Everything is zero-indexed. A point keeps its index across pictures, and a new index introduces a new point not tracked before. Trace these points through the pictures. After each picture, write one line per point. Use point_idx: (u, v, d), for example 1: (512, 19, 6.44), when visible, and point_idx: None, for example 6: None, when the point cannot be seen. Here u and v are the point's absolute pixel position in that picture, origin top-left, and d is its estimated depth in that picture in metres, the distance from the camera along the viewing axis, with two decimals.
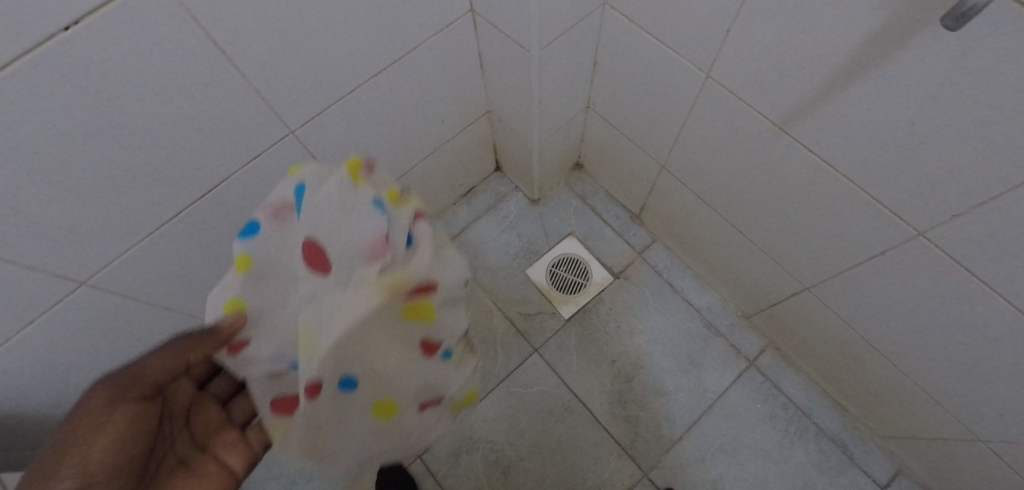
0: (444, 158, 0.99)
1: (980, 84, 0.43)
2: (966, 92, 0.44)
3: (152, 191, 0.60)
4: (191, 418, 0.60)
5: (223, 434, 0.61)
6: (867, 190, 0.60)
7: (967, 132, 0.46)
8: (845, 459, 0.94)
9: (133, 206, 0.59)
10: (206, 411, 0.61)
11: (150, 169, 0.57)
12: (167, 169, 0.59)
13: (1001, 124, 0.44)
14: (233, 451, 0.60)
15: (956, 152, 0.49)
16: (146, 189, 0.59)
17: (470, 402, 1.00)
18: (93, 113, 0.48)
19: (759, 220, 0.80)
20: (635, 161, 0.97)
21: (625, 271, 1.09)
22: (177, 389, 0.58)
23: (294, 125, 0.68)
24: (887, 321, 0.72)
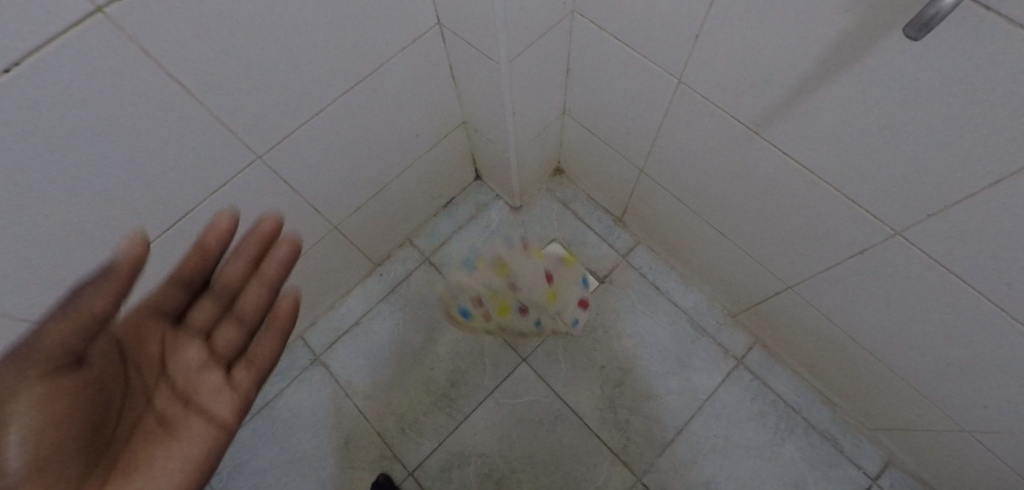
0: (421, 171, 0.98)
1: (952, 87, 0.42)
2: (939, 95, 0.43)
3: (115, 227, 0.58)
4: (170, 366, 0.51)
5: (206, 375, 0.52)
6: (843, 190, 0.60)
7: (942, 134, 0.46)
8: (836, 452, 0.94)
9: (93, 241, 0.58)
10: (185, 352, 0.52)
11: (107, 203, 0.55)
12: (129, 203, 0.57)
13: (975, 126, 0.43)
14: (221, 401, 0.51)
15: (931, 154, 0.48)
16: (107, 225, 0.57)
17: (460, 416, 0.99)
18: (43, 154, 0.46)
19: (739, 222, 0.80)
20: (614, 165, 0.96)
21: (610, 275, 1.08)
22: (143, 347, 0.49)
23: (261, 150, 0.66)
24: (870, 317, 0.73)
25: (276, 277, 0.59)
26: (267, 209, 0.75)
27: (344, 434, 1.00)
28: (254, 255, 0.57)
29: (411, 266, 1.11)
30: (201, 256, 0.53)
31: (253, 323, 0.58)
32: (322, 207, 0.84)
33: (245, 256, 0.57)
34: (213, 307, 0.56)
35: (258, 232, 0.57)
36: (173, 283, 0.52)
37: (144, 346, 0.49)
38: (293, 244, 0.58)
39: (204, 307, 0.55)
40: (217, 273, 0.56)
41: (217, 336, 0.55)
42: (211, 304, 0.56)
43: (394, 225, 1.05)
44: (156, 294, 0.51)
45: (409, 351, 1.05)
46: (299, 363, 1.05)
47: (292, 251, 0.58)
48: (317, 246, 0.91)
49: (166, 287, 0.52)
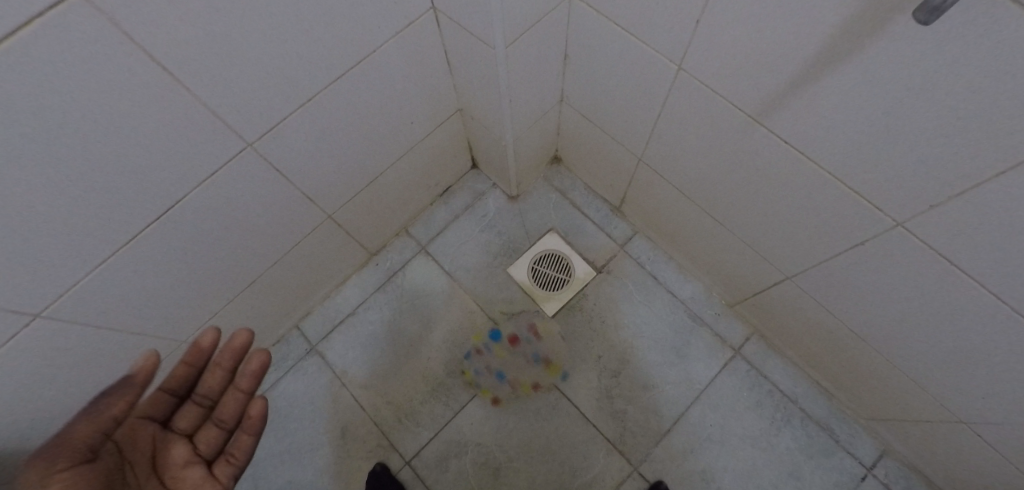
0: (416, 160, 0.96)
1: (962, 76, 0.41)
2: (950, 84, 0.42)
3: (102, 217, 0.57)
4: (157, 462, 0.56)
5: (186, 473, 0.56)
6: (846, 180, 0.59)
7: (953, 124, 0.44)
8: (832, 442, 0.94)
9: (82, 232, 0.56)
10: (173, 452, 0.58)
11: (94, 193, 0.54)
12: (116, 193, 0.55)
13: (986, 117, 0.42)
14: None
15: (940, 145, 0.47)
16: (95, 215, 0.56)
17: (457, 405, 0.99)
18: (24, 142, 0.44)
19: (739, 212, 0.79)
20: (613, 154, 0.95)
21: (608, 265, 1.07)
22: (137, 445, 0.56)
23: (252, 138, 0.64)
24: (869, 309, 0.72)
25: (249, 385, 0.61)
26: (259, 198, 0.73)
27: (341, 424, 1.00)
28: (227, 366, 0.61)
29: (407, 255, 1.10)
30: (186, 364, 0.61)
31: (231, 426, 0.61)
32: (316, 197, 0.83)
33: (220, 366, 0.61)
34: (196, 412, 0.62)
35: (228, 346, 0.60)
36: (161, 392, 0.60)
37: (137, 446, 0.56)
38: (260, 355, 0.59)
39: (188, 413, 0.61)
40: (199, 384, 0.62)
41: (199, 439, 0.60)
42: (194, 409, 0.62)
43: (390, 214, 1.04)
44: (151, 401, 0.60)
45: (405, 341, 1.04)
46: (295, 354, 1.05)
47: (259, 362, 0.59)
48: (311, 235, 0.90)
49: (158, 394, 0.61)
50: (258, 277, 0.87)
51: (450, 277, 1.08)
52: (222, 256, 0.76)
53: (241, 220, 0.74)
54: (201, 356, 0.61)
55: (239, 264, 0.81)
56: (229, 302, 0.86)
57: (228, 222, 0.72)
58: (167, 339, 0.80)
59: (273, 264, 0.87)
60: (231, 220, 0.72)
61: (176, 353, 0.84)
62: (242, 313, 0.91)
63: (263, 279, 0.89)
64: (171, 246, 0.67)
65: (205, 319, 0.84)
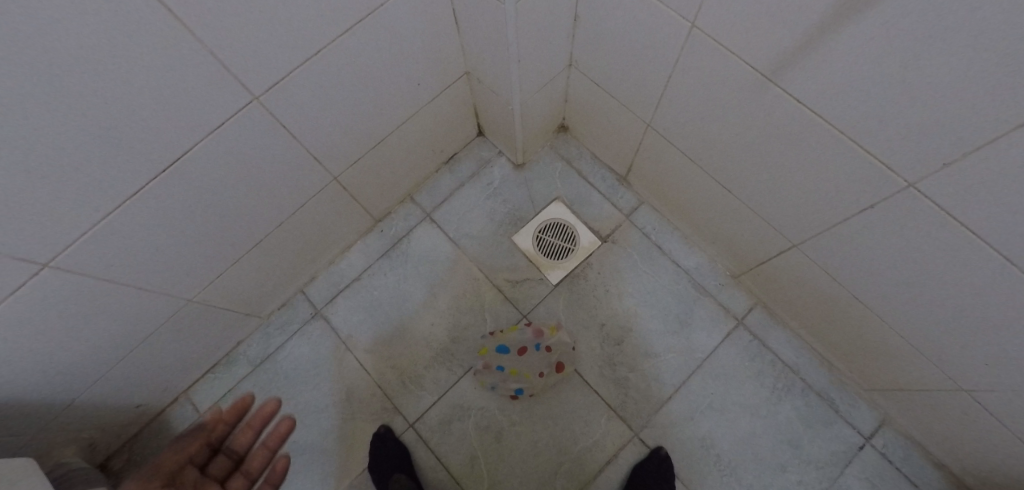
0: (422, 124, 0.95)
1: (993, 30, 0.39)
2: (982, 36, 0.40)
3: (108, 165, 0.56)
4: None
5: None
6: (862, 141, 0.58)
7: (982, 81, 0.43)
8: (831, 411, 0.95)
9: (89, 181, 0.55)
10: None
11: (99, 142, 0.53)
12: (121, 141, 0.55)
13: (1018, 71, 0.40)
14: None
15: (965, 103, 0.46)
16: (103, 163, 0.55)
17: (460, 370, 1.01)
18: (30, 86, 0.43)
19: (748, 178, 0.78)
20: (621, 121, 0.94)
21: (613, 234, 1.07)
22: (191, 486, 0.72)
23: (258, 91, 0.63)
24: (876, 276, 0.72)
25: (273, 444, 0.82)
26: (264, 155, 0.73)
27: (346, 387, 1.01)
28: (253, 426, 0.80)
29: (412, 222, 1.10)
30: (226, 423, 0.78)
31: (255, 477, 0.80)
32: (321, 157, 0.82)
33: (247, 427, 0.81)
34: (226, 462, 0.80)
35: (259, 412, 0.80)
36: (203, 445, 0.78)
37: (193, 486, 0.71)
38: (288, 420, 0.82)
39: (220, 464, 0.79)
40: (231, 440, 0.81)
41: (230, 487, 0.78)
42: (224, 461, 0.80)
43: (394, 180, 1.03)
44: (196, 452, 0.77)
45: (410, 307, 1.05)
46: (300, 317, 1.06)
47: (287, 425, 0.82)
48: (317, 198, 0.90)
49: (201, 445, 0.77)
50: (263, 238, 0.87)
51: (455, 245, 1.08)
52: (229, 214, 0.76)
53: (246, 179, 0.73)
54: (237, 417, 0.77)
55: (245, 224, 0.81)
56: (234, 263, 0.86)
57: (233, 180, 0.72)
58: (174, 297, 0.80)
59: (278, 226, 0.87)
60: (236, 178, 0.72)
61: (183, 313, 0.85)
62: (248, 275, 0.92)
63: (268, 241, 0.89)
64: (177, 201, 0.67)
65: (212, 279, 0.84)
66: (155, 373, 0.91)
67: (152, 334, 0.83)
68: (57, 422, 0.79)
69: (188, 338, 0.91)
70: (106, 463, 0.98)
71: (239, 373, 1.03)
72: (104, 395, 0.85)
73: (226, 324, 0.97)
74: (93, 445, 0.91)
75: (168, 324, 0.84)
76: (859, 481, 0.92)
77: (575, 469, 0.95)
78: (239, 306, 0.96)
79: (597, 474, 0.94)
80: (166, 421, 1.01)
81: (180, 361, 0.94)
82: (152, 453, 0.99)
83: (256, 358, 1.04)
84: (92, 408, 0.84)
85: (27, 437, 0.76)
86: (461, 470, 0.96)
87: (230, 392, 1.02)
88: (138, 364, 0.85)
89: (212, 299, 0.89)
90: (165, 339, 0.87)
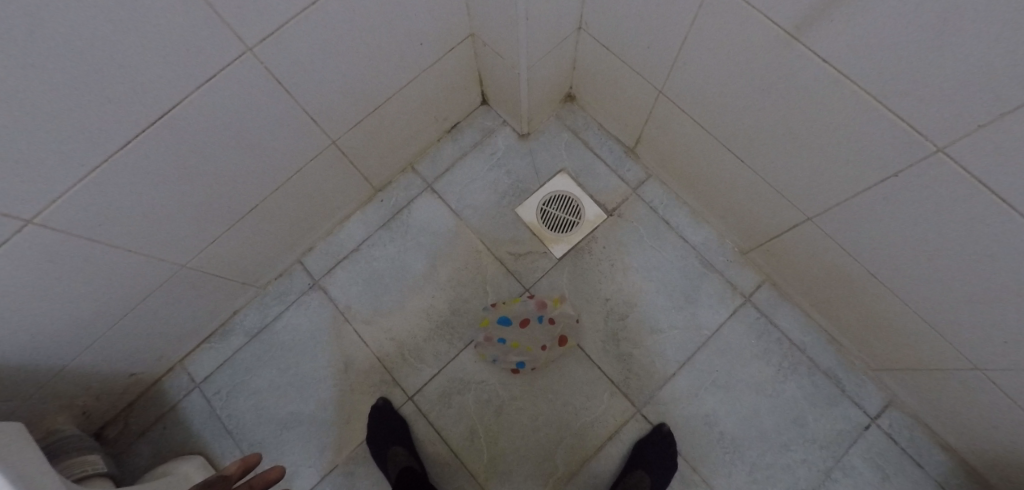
0: (423, 89, 0.92)
1: None
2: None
3: (95, 114, 0.52)
4: None
5: None
6: (893, 104, 0.53)
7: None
8: (838, 391, 0.94)
9: (73, 133, 0.52)
10: None
11: (81, 91, 0.49)
12: (106, 89, 0.51)
13: None
14: None
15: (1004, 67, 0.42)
16: (87, 115, 0.51)
17: (461, 344, 0.99)
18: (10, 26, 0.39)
19: (764, 147, 0.75)
20: (632, 88, 0.90)
21: (619, 208, 1.04)
22: None
23: (251, 41, 0.59)
24: (894, 249, 0.69)
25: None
26: (257, 113, 0.69)
27: (345, 358, 1.00)
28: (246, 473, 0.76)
29: (413, 192, 1.07)
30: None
31: None
32: (318, 118, 0.78)
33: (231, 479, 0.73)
34: None
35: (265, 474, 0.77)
36: None
37: None
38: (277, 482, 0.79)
39: None
40: None
41: None
42: None
43: (395, 148, 1.00)
44: None
45: (409, 279, 1.03)
46: (297, 288, 1.03)
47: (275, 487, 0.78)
48: (314, 163, 0.87)
49: None
50: (259, 203, 0.85)
51: (456, 216, 1.05)
52: (221, 176, 0.73)
53: (236, 139, 0.70)
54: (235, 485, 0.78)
55: (237, 187, 0.78)
56: (229, 228, 0.84)
57: (225, 139, 0.68)
58: (166, 262, 0.78)
59: (273, 191, 0.84)
60: (226, 137, 0.68)
61: (176, 279, 0.82)
62: (243, 242, 0.89)
63: (264, 206, 0.86)
64: (165, 160, 0.63)
65: (206, 244, 0.82)
66: (148, 342, 0.89)
67: (145, 299, 0.80)
68: (49, 387, 0.78)
69: (181, 305, 0.89)
70: (101, 432, 0.97)
71: (235, 343, 1.01)
72: (95, 363, 0.83)
73: (221, 293, 0.95)
74: (87, 413, 0.90)
75: (160, 290, 0.82)
76: (863, 461, 0.91)
77: (575, 444, 0.94)
78: (234, 274, 0.93)
79: (598, 450, 0.93)
80: (161, 391, 0.99)
81: (173, 330, 0.92)
82: (147, 423, 0.98)
83: (253, 328, 1.02)
84: (83, 376, 0.83)
85: (17, 402, 0.74)
86: (460, 443, 0.95)
87: (226, 362, 1.00)
88: (131, 330, 0.83)
89: (206, 266, 0.86)
90: (156, 307, 0.84)
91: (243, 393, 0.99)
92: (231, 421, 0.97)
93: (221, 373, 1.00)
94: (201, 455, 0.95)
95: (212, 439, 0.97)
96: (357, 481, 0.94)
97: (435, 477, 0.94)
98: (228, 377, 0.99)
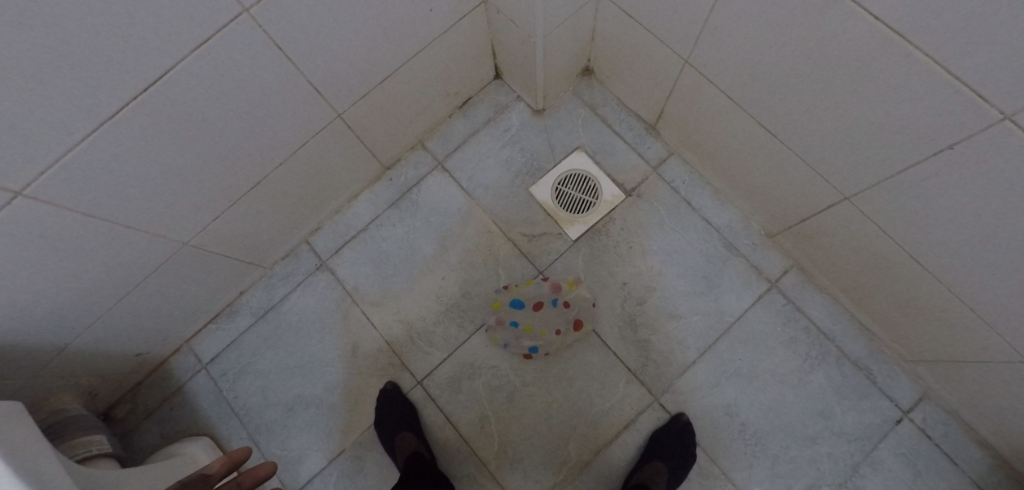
0: (433, 61, 0.87)
1: None
2: None
3: (82, 78, 0.48)
4: None
5: None
6: (952, 69, 0.46)
7: None
8: (868, 383, 0.89)
9: (59, 100, 0.48)
10: None
11: (66, 55, 0.45)
12: (94, 53, 0.46)
13: None
14: None
15: None
16: (75, 80, 0.47)
17: (471, 328, 0.96)
18: None
19: (798, 120, 0.69)
20: (655, 58, 0.85)
21: (638, 188, 0.99)
22: None
23: (247, 1, 0.54)
24: (941, 232, 0.63)
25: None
26: (256, 82, 0.65)
27: (352, 341, 0.97)
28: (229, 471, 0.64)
29: (422, 170, 1.03)
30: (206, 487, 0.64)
31: None
32: (323, 89, 0.75)
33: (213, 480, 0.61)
34: None
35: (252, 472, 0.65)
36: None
37: None
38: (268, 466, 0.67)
39: None
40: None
41: None
42: None
43: (404, 123, 0.96)
44: None
45: (419, 261, 0.99)
46: (304, 268, 1.01)
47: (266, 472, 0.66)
48: (319, 137, 0.83)
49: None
50: (262, 179, 0.81)
51: (468, 195, 1.01)
52: (220, 149, 0.70)
53: (235, 111, 0.66)
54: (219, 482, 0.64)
55: (238, 161, 0.74)
56: (233, 205, 0.81)
57: (224, 109, 0.64)
58: (165, 239, 0.75)
59: (277, 166, 0.81)
60: (224, 108, 0.64)
61: (177, 257, 0.80)
62: (247, 220, 0.86)
63: (268, 183, 0.83)
64: (159, 133, 0.60)
65: (208, 221, 0.79)
66: (151, 321, 0.87)
67: (146, 278, 0.78)
68: (52, 366, 0.76)
69: (184, 285, 0.87)
70: (109, 412, 0.96)
71: (242, 324, 0.99)
72: (97, 343, 0.81)
73: (226, 272, 0.92)
74: (93, 393, 0.89)
75: (161, 268, 0.79)
76: (894, 457, 0.86)
77: (590, 433, 0.91)
78: (239, 253, 0.91)
79: (613, 440, 0.90)
80: (168, 371, 0.98)
81: (177, 310, 0.90)
82: (155, 403, 0.97)
83: (260, 309, 1.00)
84: (85, 356, 0.81)
85: (16, 383, 0.73)
86: (470, 430, 0.92)
87: (233, 343, 0.99)
88: (132, 309, 0.81)
89: (210, 244, 0.84)
90: (155, 287, 0.81)
91: (250, 375, 0.97)
92: (238, 403, 0.96)
93: (228, 354, 0.98)
94: (208, 437, 0.93)
95: (219, 421, 0.95)
96: (365, 466, 0.92)
97: (444, 464, 0.91)
98: (235, 359, 0.98)
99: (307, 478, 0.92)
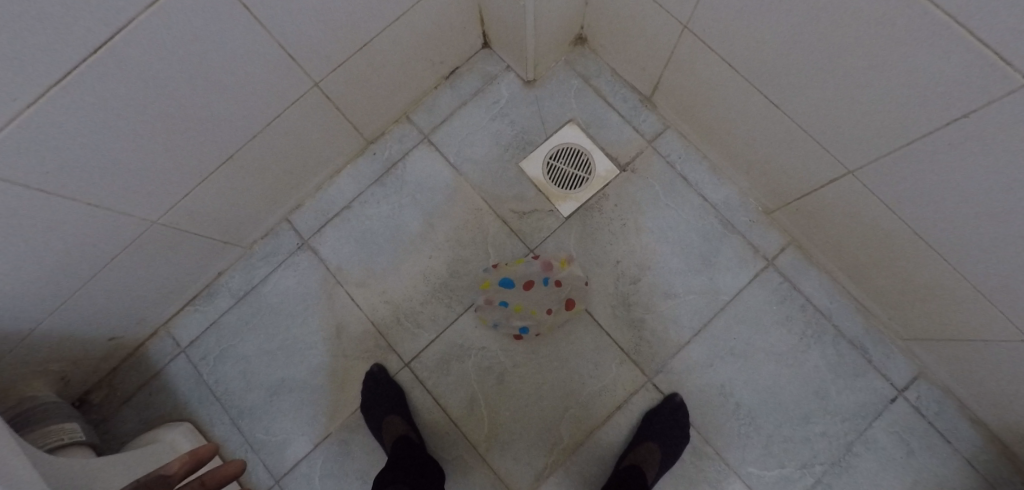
0: (415, 27, 0.81)
1: None
2: None
3: (26, 44, 0.42)
4: None
5: None
6: (980, 37, 0.42)
7: None
8: (864, 362, 0.88)
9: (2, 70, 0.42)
10: None
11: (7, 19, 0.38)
12: (35, 14, 0.40)
13: None
14: None
15: None
16: (19, 46, 0.41)
17: (460, 308, 0.93)
18: None
19: (801, 88, 0.66)
20: (652, 25, 0.80)
21: (633, 163, 0.96)
22: None
23: None
24: (949, 208, 0.61)
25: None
26: (223, 49, 0.59)
27: (337, 322, 0.94)
28: (196, 469, 0.56)
29: (407, 144, 0.99)
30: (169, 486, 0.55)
31: None
32: (297, 55, 0.69)
33: (176, 479, 0.53)
34: None
35: (223, 469, 0.57)
36: None
37: None
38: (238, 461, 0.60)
39: None
40: None
41: None
42: None
43: (387, 95, 0.91)
44: None
45: (405, 239, 0.96)
46: (285, 248, 0.97)
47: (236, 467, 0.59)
48: (296, 108, 0.78)
49: None
50: (234, 154, 0.77)
51: (455, 171, 0.97)
52: (185, 119, 0.64)
53: (198, 79, 0.60)
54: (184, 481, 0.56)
55: (207, 133, 0.69)
56: (204, 181, 0.76)
57: (187, 77, 0.59)
58: (131, 217, 0.71)
59: (250, 139, 0.76)
60: (186, 75, 0.59)
61: (147, 237, 0.76)
62: (220, 197, 0.82)
63: (240, 158, 0.78)
64: (115, 102, 0.54)
65: (178, 198, 0.75)
66: (122, 305, 0.83)
67: (114, 260, 0.74)
68: (16, 354, 0.72)
69: (154, 267, 0.82)
70: (84, 398, 0.93)
71: (222, 306, 0.96)
72: (64, 328, 0.77)
73: (200, 253, 0.88)
74: (66, 379, 0.85)
75: (131, 248, 0.75)
76: (887, 435, 0.85)
77: (581, 414, 0.89)
78: (214, 233, 0.87)
79: (605, 421, 0.89)
80: (146, 355, 0.95)
81: (149, 293, 0.86)
82: (133, 388, 0.93)
83: (239, 290, 0.96)
84: (54, 342, 0.77)
85: None
86: (459, 413, 0.90)
87: (212, 325, 0.95)
88: (100, 291, 0.77)
89: (181, 223, 0.79)
90: (124, 269, 0.77)
91: (231, 358, 0.94)
92: (219, 388, 0.93)
93: (208, 337, 0.95)
94: (190, 422, 0.91)
95: (200, 406, 0.92)
96: (352, 450, 0.90)
97: (434, 448, 0.89)
98: (215, 341, 0.94)
99: (293, 462, 0.90)
